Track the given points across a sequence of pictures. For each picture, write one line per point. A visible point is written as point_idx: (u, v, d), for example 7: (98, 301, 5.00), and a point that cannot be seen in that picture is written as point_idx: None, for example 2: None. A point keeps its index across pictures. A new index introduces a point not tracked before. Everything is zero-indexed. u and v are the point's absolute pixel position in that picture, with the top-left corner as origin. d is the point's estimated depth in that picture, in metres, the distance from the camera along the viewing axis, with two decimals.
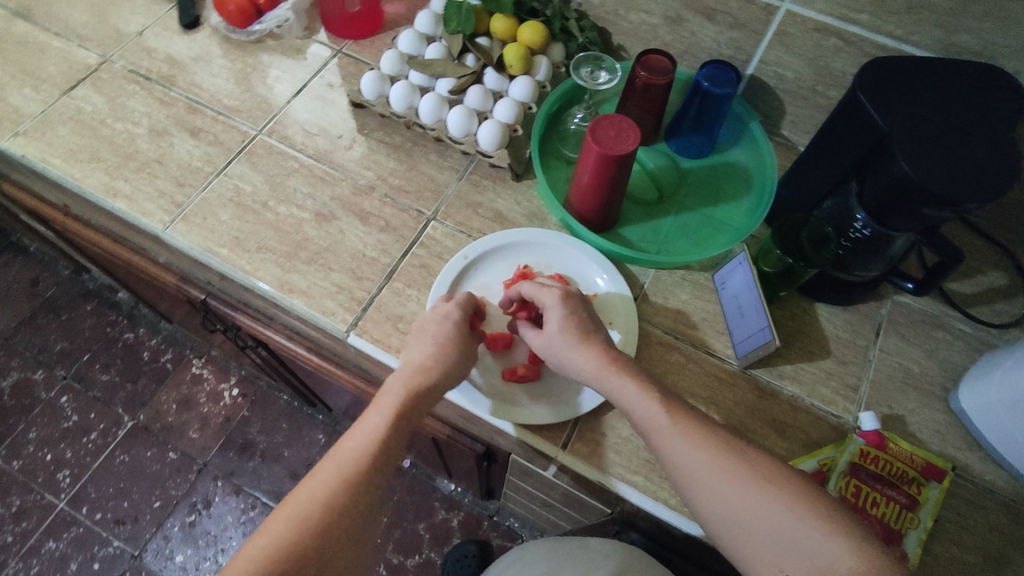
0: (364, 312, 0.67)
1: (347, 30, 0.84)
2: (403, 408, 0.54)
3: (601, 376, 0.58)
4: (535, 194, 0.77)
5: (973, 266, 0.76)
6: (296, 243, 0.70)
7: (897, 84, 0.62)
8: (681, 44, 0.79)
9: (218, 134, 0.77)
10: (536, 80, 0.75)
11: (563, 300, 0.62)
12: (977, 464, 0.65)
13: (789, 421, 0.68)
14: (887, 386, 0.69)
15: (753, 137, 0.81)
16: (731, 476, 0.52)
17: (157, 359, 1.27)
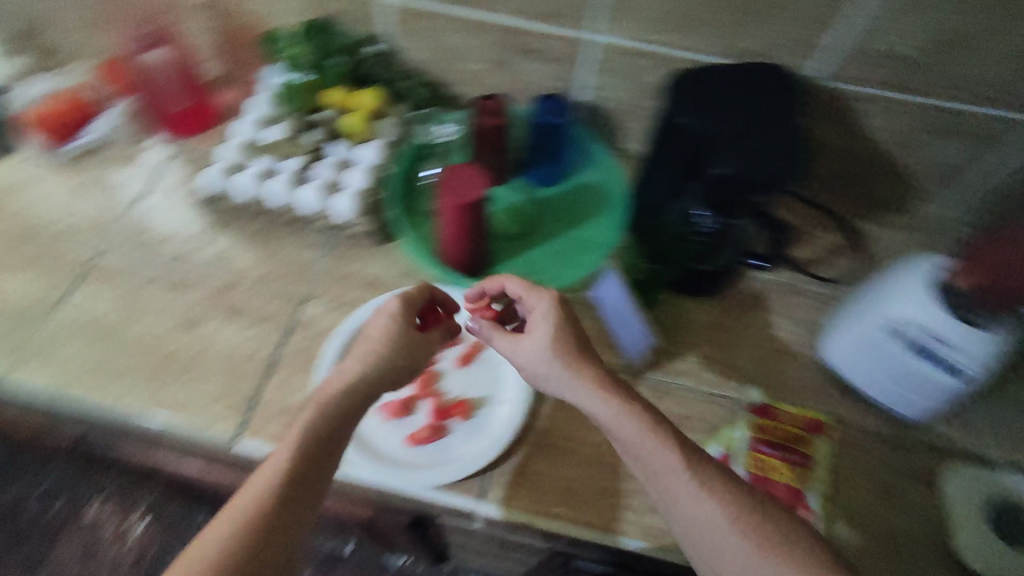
0: (250, 411, 0.65)
1: (179, 128, 0.82)
2: (302, 441, 0.52)
3: (584, 397, 0.58)
4: (403, 252, 0.77)
5: (807, 232, 0.82)
6: (163, 357, 0.67)
7: (702, 95, 0.69)
8: (510, 83, 0.81)
9: (56, 262, 0.73)
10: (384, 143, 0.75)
11: (557, 313, 0.62)
12: (854, 409, 0.71)
13: (688, 412, 0.70)
14: (765, 356, 0.74)
15: (599, 155, 0.84)
16: (720, 506, 0.53)
17: (46, 513, 1.15)
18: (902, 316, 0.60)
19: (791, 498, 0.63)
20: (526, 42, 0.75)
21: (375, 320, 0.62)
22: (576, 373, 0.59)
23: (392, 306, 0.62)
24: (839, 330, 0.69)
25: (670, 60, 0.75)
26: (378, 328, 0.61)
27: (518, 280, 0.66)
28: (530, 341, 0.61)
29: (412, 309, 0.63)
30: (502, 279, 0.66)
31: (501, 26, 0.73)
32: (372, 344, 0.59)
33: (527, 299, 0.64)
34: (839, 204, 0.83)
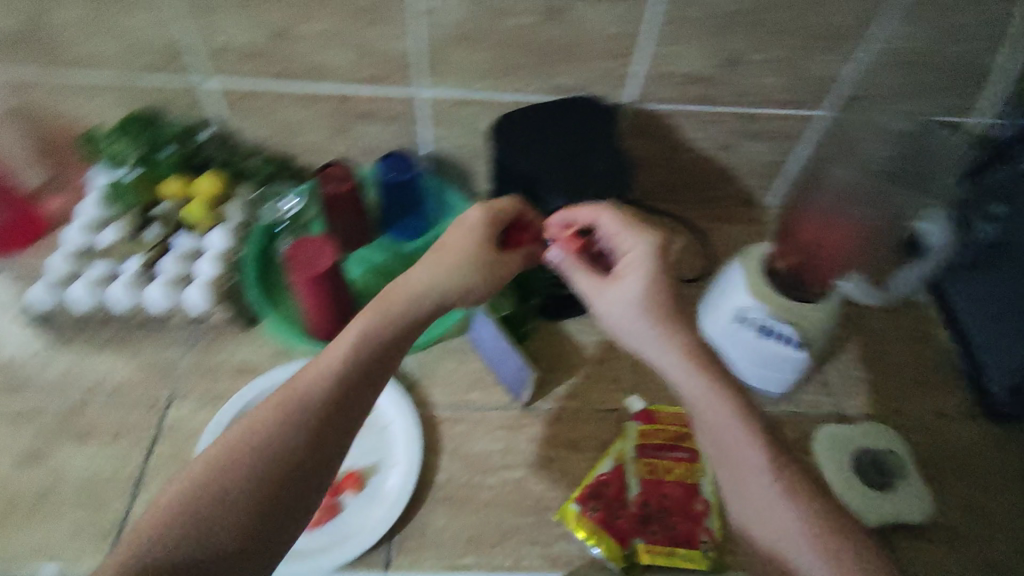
0: (119, 537, 0.62)
1: (7, 243, 0.79)
2: (358, 347, 0.53)
3: (659, 355, 0.56)
4: (268, 335, 0.75)
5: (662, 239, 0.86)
6: (11, 499, 0.64)
7: (521, 134, 0.69)
8: (357, 149, 0.81)
9: None
10: (230, 225, 0.75)
11: (653, 262, 0.58)
12: None
13: (579, 434, 0.70)
14: (639, 369, 0.76)
15: (455, 203, 0.86)
16: (766, 503, 0.51)
17: None
18: (742, 305, 0.67)
19: (687, 498, 0.65)
20: (360, 107, 0.76)
21: (455, 230, 0.61)
22: (663, 334, 0.56)
23: (486, 216, 0.61)
24: (706, 325, 0.72)
25: (498, 103, 0.75)
26: (458, 237, 0.61)
27: (616, 217, 0.60)
28: (631, 282, 0.57)
29: (499, 224, 0.62)
30: (598, 211, 0.61)
31: (329, 98, 0.74)
32: (450, 260, 0.58)
33: (621, 237, 0.60)
34: (685, 210, 0.89)
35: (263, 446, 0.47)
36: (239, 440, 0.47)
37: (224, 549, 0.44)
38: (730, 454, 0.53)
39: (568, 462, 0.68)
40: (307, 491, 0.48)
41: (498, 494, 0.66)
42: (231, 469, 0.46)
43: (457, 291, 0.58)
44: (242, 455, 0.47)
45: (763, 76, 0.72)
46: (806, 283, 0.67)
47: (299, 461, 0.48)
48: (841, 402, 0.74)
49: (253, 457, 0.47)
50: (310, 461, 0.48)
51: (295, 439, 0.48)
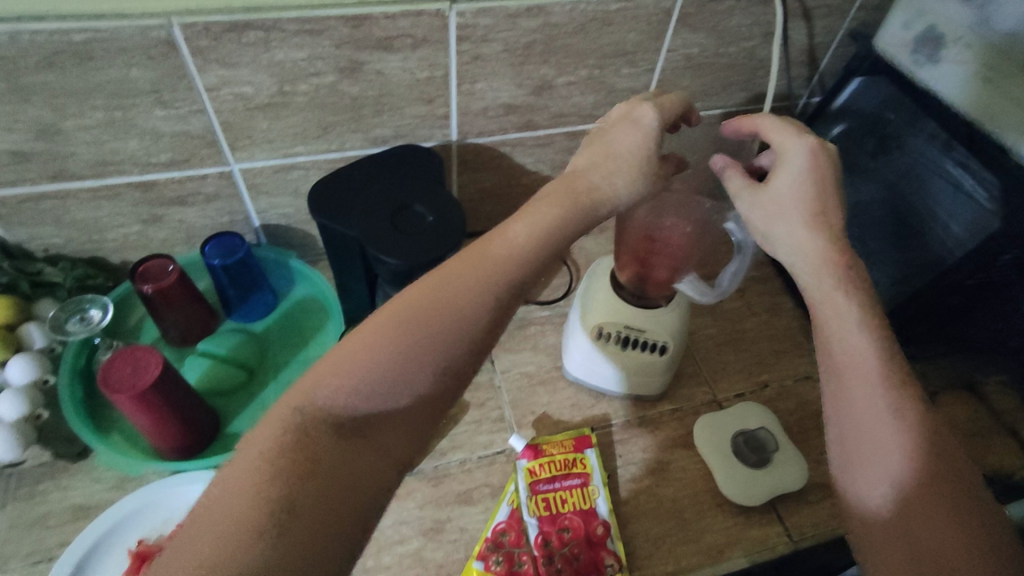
0: None
1: None
2: (559, 216, 0.51)
3: (796, 248, 0.50)
4: (102, 464, 0.66)
5: None
6: None
7: (346, 192, 0.66)
8: (178, 235, 0.75)
9: None
10: (36, 350, 0.67)
11: (814, 160, 0.51)
12: (605, 411, 0.75)
13: (470, 485, 0.68)
14: (520, 401, 0.75)
15: (301, 271, 0.82)
16: (872, 399, 0.44)
17: None
18: (601, 321, 0.69)
19: (586, 523, 0.65)
20: (169, 192, 0.70)
21: (624, 125, 0.56)
22: (805, 228, 0.50)
23: (661, 117, 0.56)
24: (572, 344, 0.73)
25: (320, 163, 0.72)
26: (632, 138, 0.55)
27: (778, 121, 0.54)
28: (785, 180, 0.51)
29: (666, 123, 0.57)
30: (754, 120, 0.55)
31: (130, 188, 0.68)
32: (631, 165, 0.54)
33: (776, 139, 0.53)
34: None
35: (437, 326, 0.45)
36: (410, 323, 0.45)
37: (383, 427, 0.43)
38: (835, 360, 0.47)
39: (465, 518, 0.66)
40: (467, 377, 0.47)
41: (397, 571, 0.63)
42: (400, 344, 0.44)
43: (628, 199, 0.54)
44: (407, 333, 0.44)
45: (574, 96, 0.75)
46: (649, 289, 0.69)
47: (470, 347, 0.46)
48: (714, 388, 0.78)
49: (424, 337, 0.45)
50: (477, 348, 0.47)
51: (468, 324, 0.46)
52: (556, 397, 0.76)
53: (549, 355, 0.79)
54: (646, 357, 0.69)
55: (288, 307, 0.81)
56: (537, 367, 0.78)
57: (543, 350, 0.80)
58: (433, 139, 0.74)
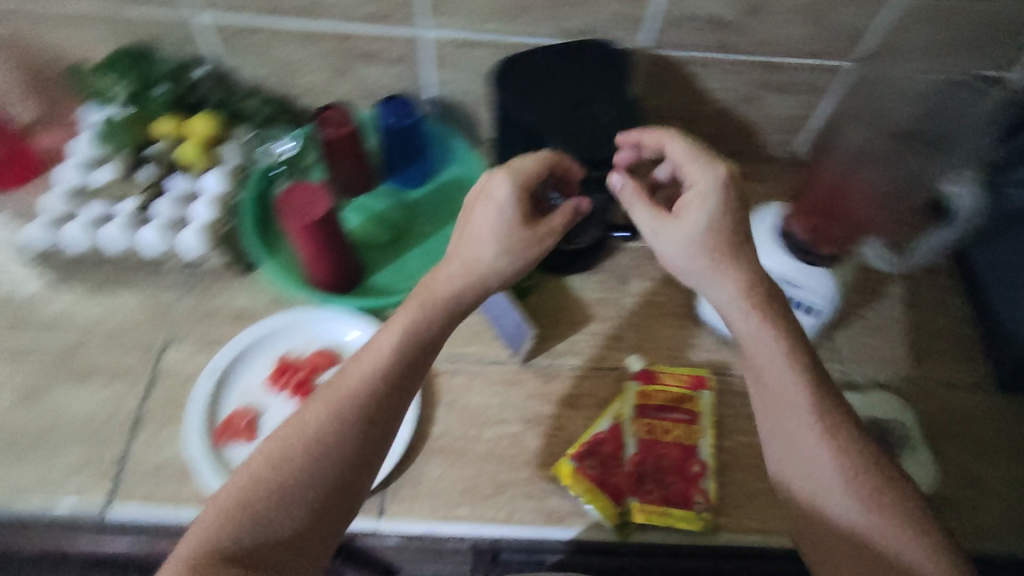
0: (118, 475, 0.62)
1: (7, 180, 0.76)
2: (417, 328, 0.52)
3: (717, 287, 0.53)
4: (266, 281, 0.74)
5: None
6: (12, 434, 0.63)
7: (530, 80, 0.65)
8: (359, 91, 0.79)
9: None
10: (228, 168, 0.75)
11: (717, 195, 0.53)
12: (732, 358, 0.73)
13: (579, 391, 0.70)
14: (646, 326, 0.75)
15: (460, 151, 0.84)
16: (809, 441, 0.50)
17: None
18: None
19: (683, 459, 0.65)
20: (362, 47, 0.72)
21: (482, 202, 0.55)
22: (722, 273, 0.53)
23: (517, 182, 0.55)
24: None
25: (506, 46, 0.72)
26: (493, 215, 0.54)
27: (685, 148, 0.55)
28: (696, 216, 0.53)
29: (524, 186, 0.56)
30: (665, 138, 0.57)
31: (331, 35, 0.71)
32: (494, 239, 0.54)
33: (687, 168, 0.55)
34: None
35: (306, 457, 0.47)
36: (281, 456, 0.47)
37: (284, 556, 0.46)
38: (790, 437, 0.50)
39: (566, 419, 0.68)
40: (349, 500, 0.49)
41: (496, 447, 0.66)
42: (287, 469, 0.47)
43: (514, 269, 0.55)
44: (289, 455, 0.47)
45: (788, 23, 0.68)
46: (815, 245, 0.63)
47: (348, 452, 0.48)
48: (849, 369, 0.72)
49: (294, 471, 0.47)
50: (362, 451, 0.49)
51: (337, 450, 0.48)
52: (680, 333, 0.74)
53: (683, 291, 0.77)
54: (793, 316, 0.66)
55: (441, 183, 0.83)
56: (669, 299, 0.77)
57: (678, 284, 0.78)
58: (623, 43, 0.71)
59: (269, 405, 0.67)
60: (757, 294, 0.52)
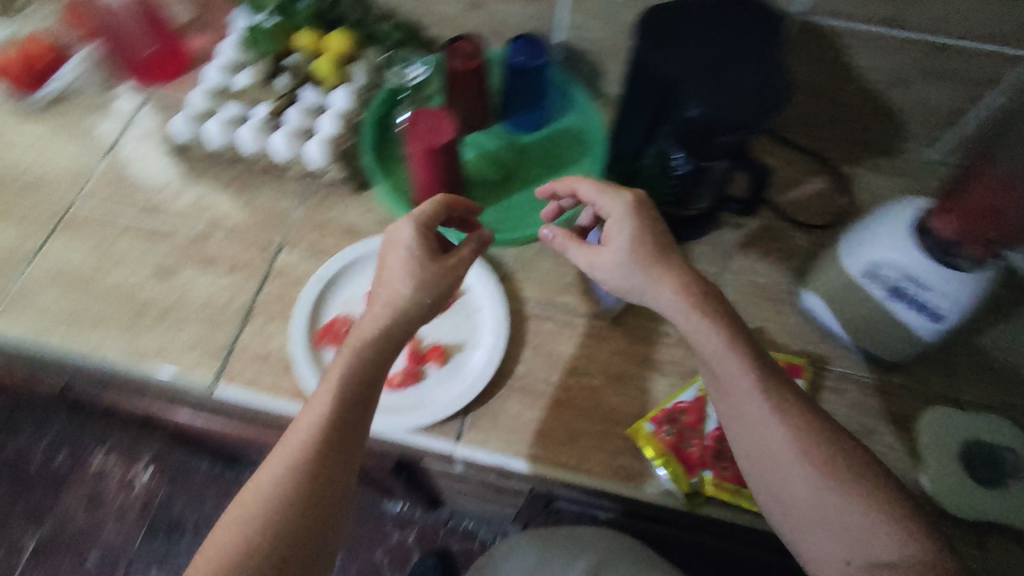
0: (228, 358, 0.67)
1: (155, 74, 0.83)
2: (354, 372, 0.53)
3: (659, 293, 0.57)
4: (378, 201, 0.77)
5: (793, 176, 0.80)
6: (140, 305, 0.69)
7: (672, 34, 0.62)
8: (489, 27, 0.79)
9: (31, 211, 0.74)
10: (355, 86, 0.77)
11: (636, 214, 0.58)
12: (830, 352, 0.70)
13: (664, 357, 0.69)
14: (743, 304, 0.73)
15: (580, 101, 0.83)
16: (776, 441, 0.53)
17: (60, 466, 1.31)
18: (880, 258, 0.60)
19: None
20: None
21: (391, 249, 0.58)
22: (658, 280, 0.57)
23: (418, 222, 0.58)
24: (831, 268, 0.67)
25: None
26: (400, 258, 0.57)
27: (593, 185, 0.61)
28: (620, 238, 0.58)
29: (430, 228, 0.59)
30: (576, 182, 0.63)
31: None
32: (406, 278, 0.56)
33: (601, 201, 0.61)
34: (826, 147, 0.82)
35: (265, 524, 0.48)
36: (243, 529, 0.47)
37: None
38: (764, 459, 0.53)
39: (647, 382, 0.68)
40: (320, 552, 0.49)
41: (574, 396, 0.67)
42: (256, 529, 0.47)
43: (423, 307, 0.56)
44: (253, 515, 0.48)
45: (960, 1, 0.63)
46: (962, 245, 0.55)
47: (309, 495, 0.49)
48: (955, 385, 0.68)
49: (257, 543, 0.47)
50: (324, 492, 0.50)
51: (296, 509, 0.48)
52: (778, 319, 0.72)
53: (787, 276, 0.75)
54: (912, 319, 0.61)
55: (554, 132, 0.83)
56: (770, 282, 0.75)
57: (783, 268, 0.75)
58: None
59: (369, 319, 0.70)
60: (697, 291, 0.56)
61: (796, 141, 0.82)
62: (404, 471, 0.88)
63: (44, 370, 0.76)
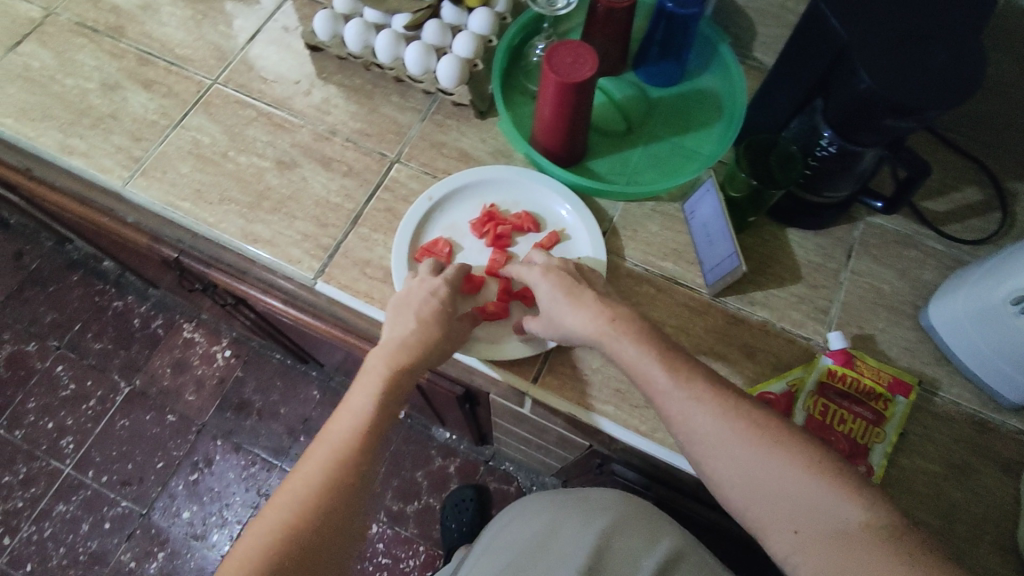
0: (330, 258, 0.69)
1: None
2: (394, 379, 0.56)
3: (582, 327, 0.56)
4: (499, 130, 0.76)
5: (947, 183, 0.75)
6: (259, 192, 0.72)
7: None
8: None
9: (171, 85, 0.78)
10: (496, 12, 0.75)
11: (556, 268, 0.60)
12: (944, 377, 0.65)
13: (760, 344, 0.66)
14: (858, 306, 0.68)
15: (724, 61, 0.79)
16: (724, 437, 0.50)
17: (151, 327, 1.44)
18: None
19: (850, 454, 0.60)
20: None
21: (408, 291, 0.61)
22: (575, 310, 0.57)
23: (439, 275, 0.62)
24: (967, 289, 0.61)
25: None
26: (420, 296, 0.60)
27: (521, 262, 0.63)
28: (544, 296, 0.59)
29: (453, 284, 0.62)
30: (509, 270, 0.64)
31: None
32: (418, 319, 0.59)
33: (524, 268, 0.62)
34: (989, 156, 0.76)
35: (312, 501, 0.51)
36: (294, 512, 0.51)
37: None
38: (707, 453, 0.51)
39: (736, 365, 0.65)
40: (350, 532, 0.53)
41: None
42: (306, 505, 0.51)
43: (446, 338, 0.59)
44: (302, 496, 0.51)
45: None
46: None
47: (353, 480, 0.53)
48: None
49: (305, 521, 0.50)
50: (364, 477, 0.54)
51: (341, 496, 0.52)
52: (893, 330, 0.67)
53: (911, 287, 0.70)
54: None
55: (688, 90, 0.79)
56: (893, 292, 0.69)
57: (909, 278, 0.70)
58: None
59: (467, 247, 0.69)
60: (609, 314, 0.56)
61: (957, 146, 0.76)
62: (466, 404, 0.91)
63: (162, 236, 0.81)
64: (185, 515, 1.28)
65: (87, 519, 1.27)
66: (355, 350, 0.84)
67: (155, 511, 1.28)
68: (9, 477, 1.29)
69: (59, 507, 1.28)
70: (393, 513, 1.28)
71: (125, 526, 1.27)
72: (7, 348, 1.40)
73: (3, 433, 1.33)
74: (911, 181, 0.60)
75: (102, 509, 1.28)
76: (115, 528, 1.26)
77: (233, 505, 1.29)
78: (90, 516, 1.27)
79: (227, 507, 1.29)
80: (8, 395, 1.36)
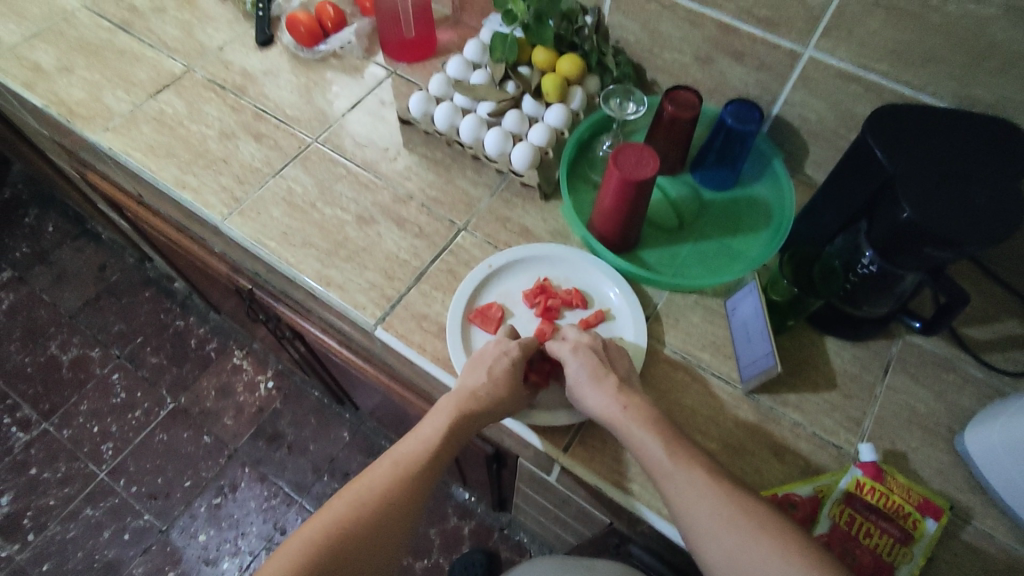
0: (392, 308, 0.75)
1: (403, 54, 0.96)
2: (460, 420, 0.63)
3: (601, 406, 0.61)
4: (560, 213, 0.83)
5: (987, 313, 0.77)
6: (338, 241, 0.80)
7: (913, 133, 0.61)
8: (711, 82, 0.83)
9: (278, 140, 0.88)
10: (570, 108, 0.83)
11: (592, 350, 0.65)
12: (976, 507, 0.65)
13: (789, 445, 0.68)
14: (890, 422, 0.70)
15: (775, 173, 0.84)
16: (716, 519, 0.52)
17: (204, 348, 1.53)
18: None
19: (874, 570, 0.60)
20: (736, 44, 0.77)
21: (482, 348, 0.67)
22: (601, 387, 0.62)
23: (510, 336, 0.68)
24: (999, 421, 0.63)
25: (883, 91, 0.71)
26: (492, 353, 0.66)
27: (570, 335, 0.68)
28: (574, 368, 0.64)
29: (525, 348, 0.67)
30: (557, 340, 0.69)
31: (720, 25, 0.76)
32: (484, 372, 0.65)
33: (565, 342, 0.67)
34: None
35: (371, 505, 0.58)
36: (352, 508, 0.58)
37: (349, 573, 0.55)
38: (699, 535, 0.53)
39: (764, 464, 0.67)
40: (396, 548, 0.59)
41: None
42: (365, 507, 0.58)
43: (506, 395, 0.64)
44: (364, 497, 0.58)
45: None
46: None
47: (409, 497, 0.60)
48: None
49: (362, 521, 0.57)
50: (417, 498, 0.60)
51: (392, 506, 0.59)
52: (924, 451, 0.68)
53: (946, 410, 0.71)
54: None
55: (740, 196, 0.85)
56: (927, 413, 0.70)
57: (945, 401, 0.71)
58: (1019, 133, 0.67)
59: (519, 314, 0.75)
60: (626, 399, 0.61)
61: (1002, 279, 0.79)
62: (493, 465, 0.94)
63: (242, 268, 0.90)
64: (201, 538, 1.32)
65: (110, 527, 1.32)
66: (395, 397, 0.88)
67: (174, 529, 1.32)
68: (48, 474, 1.37)
69: (86, 510, 1.34)
70: (404, 566, 1.29)
71: (143, 540, 1.31)
72: (73, 350, 1.51)
73: (53, 430, 1.42)
74: (949, 308, 0.63)
75: (126, 518, 1.33)
76: (133, 540, 1.31)
77: (248, 534, 1.32)
78: (113, 524, 1.32)
79: (242, 536, 1.32)
80: (64, 395, 1.46)
